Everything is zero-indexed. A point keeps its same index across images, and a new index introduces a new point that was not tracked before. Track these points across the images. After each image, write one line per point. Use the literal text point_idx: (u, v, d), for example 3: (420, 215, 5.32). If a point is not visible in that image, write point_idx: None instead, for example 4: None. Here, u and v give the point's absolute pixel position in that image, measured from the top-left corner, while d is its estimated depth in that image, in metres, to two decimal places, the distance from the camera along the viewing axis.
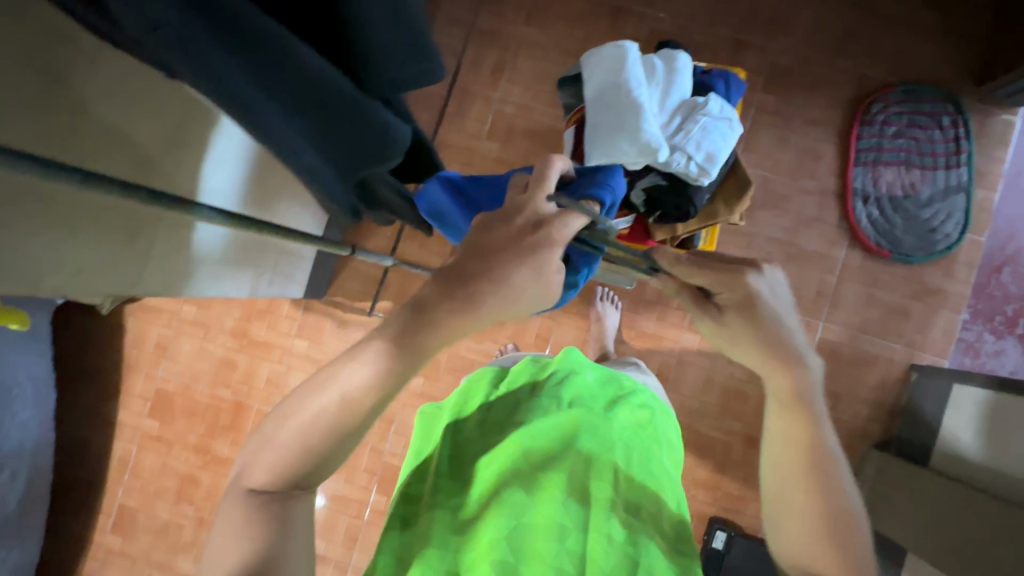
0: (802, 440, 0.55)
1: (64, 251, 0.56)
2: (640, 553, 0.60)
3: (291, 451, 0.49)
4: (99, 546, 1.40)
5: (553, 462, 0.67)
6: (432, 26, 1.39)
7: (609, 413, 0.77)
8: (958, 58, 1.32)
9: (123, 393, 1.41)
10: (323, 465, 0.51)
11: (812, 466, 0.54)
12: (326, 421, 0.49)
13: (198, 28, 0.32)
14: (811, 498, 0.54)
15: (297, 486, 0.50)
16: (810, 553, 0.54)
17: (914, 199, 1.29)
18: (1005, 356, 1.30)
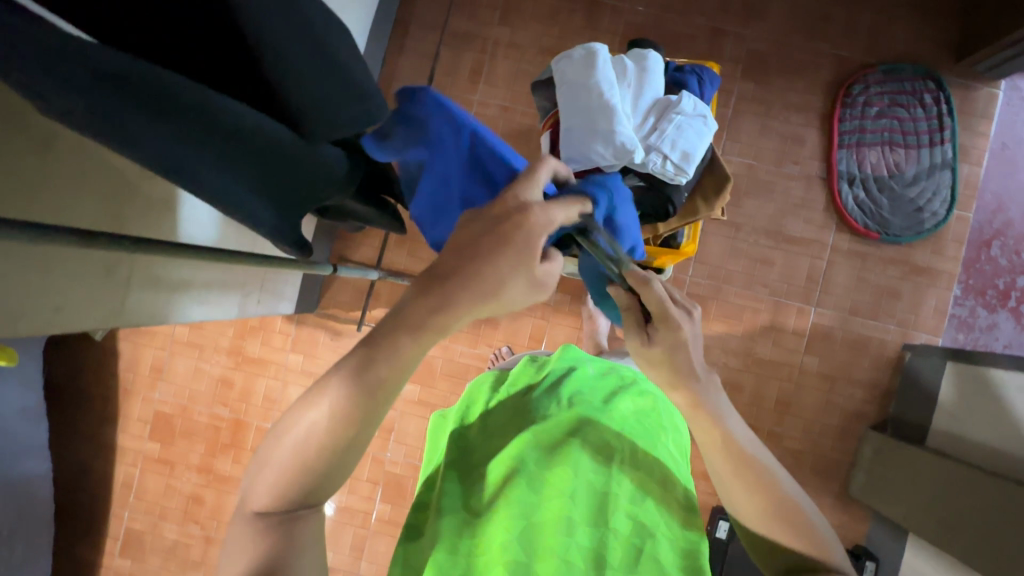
0: (717, 443, 0.56)
1: (41, 291, 0.56)
2: (644, 539, 0.59)
3: (286, 472, 0.44)
4: (108, 570, 1.41)
5: (558, 459, 0.65)
6: (407, 31, 1.38)
7: (609, 403, 0.75)
8: (937, 34, 1.31)
9: (122, 418, 1.42)
10: (324, 482, 0.46)
11: (731, 461, 0.56)
12: (324, 434, 0.44)
13: (119, 104, 0.30)
14: (744, 490, 0.55)
15: (304, 505, 0.46)
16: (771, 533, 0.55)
17: (899, 178, 1.29)
18: (998, 330, 1.30)
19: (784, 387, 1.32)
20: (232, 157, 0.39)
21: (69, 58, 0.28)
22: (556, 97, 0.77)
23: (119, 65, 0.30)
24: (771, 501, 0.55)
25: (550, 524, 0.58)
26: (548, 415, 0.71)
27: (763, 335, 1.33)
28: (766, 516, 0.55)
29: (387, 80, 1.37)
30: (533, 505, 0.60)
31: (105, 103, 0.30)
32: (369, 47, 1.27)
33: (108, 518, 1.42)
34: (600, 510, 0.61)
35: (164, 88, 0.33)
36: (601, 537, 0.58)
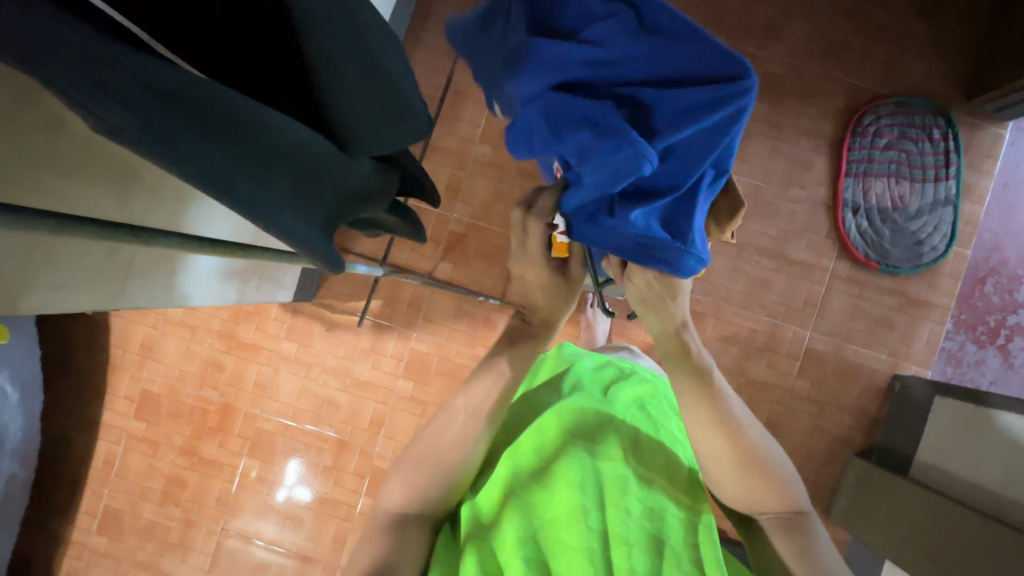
0: (709, 417, 0.62)
1: (43, 268, 0.54)
2: (656, 525, 0.58)
3: (424, 474, 0.62)
4: (83, 547, 1.39)
5: (566, 453, 0.62)
6: (425, 25, 1.36)
7: (609, 393, 0.72)
8: (949, 71, 1.33)
9: (108, 394, 1.40)
10: (445, 487, 0.63)
11: (724, 424, 0.61)
12: (454, 446, 0.63)
13: (167, 119, 0.28)
14: (727, 453, 0.61)
15: (420, 515, 0.61)
16: (746, 486, 0.61)
17: (902, 211, 1.30)
18: (985, 365, 1.32)
19: (774, 409, 1.34)
20: (283, 176, 0.37)
21: (117, 70, 0.27)
22: None
23: (174, 85, 0.29)
24: (749, 460, 0.61)
25: (565, 516, 0.57)
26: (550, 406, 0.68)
27: (757, 356, 1.34)
28: (745, 472, 0.61)
29: None
30: (541, 498, 0.59)
31: (156, 116, 0.28)
32: None
33: (87, 494, 1.40)
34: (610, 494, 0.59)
35: (210, 104, 0.32)
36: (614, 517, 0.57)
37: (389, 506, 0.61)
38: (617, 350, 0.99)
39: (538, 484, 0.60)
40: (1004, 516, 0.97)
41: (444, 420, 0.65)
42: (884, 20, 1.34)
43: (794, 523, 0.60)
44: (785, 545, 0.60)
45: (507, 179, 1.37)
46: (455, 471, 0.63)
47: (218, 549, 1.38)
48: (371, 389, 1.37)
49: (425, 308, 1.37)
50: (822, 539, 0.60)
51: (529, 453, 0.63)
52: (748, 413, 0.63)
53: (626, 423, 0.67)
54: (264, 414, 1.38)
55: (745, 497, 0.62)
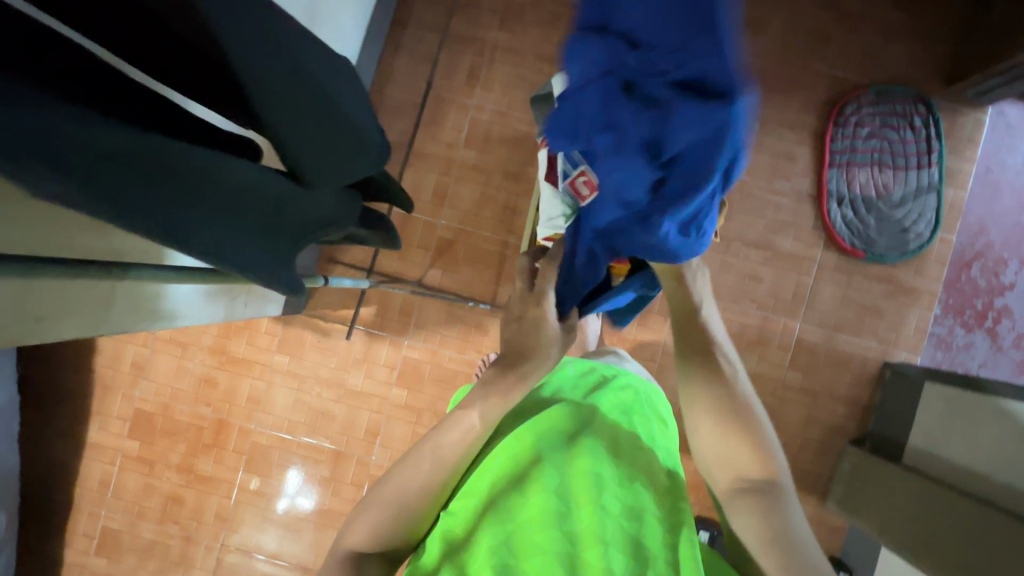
0: (704, 371, 0.60)
1: (22, 301, 0.53)
2: (634, 524, 0.57)
3: (390, 509, 0.56)
4: (83, 568, 1.39)
5: (545, 459, 0.61)
6: (404, 32, 1.36)
7: (591, 398, 0.72)
8: (928, 58, 1.34)
9: (101, 415, 1.39)
10: (415, 519, 0.58)
11: (714, 376, 0.60)
12: (422, 478, 0.57)
13: (123, 183, 0.29)
14: (715, 406, 0.59)
15: (377, 551, 0.56)
16: (729, 452, 0.57)
17: (886, 199, 1.31)
18: (974, 349, 1.33)
19: (767, 401, 1.34)
20: (230, 218, 0.38)
21: (62, 141, 0.26)
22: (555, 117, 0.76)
23: (112, 143, 0.29)
24: (737, 416, 0.58)
25: (536, 519, 0.56)
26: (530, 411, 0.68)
27: (749, 349, 1.35)
28: (730, 430, 0.57)
29: (382, 81, 1.36)
30: (517, 504, 0.57)
31: (105, 179, 0.27)
32: (364, 47, 1.25)
33: (84, 516, 1.39)
34: (586, 494, 0.58)
35: (151, 156, 0.32)
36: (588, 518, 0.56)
37: (347, 545, 0.55)
38: (602, 354, 1.00)
39: (514, 491, 0.59)
40: (998, 500, 0.98)
41: (409, 458, 0.58)
42: (863, 10, 1.34)
43: (775, 496, 0.55)
44: (758, 516, 0.54)
45: (493, 183, 1.36)
46: (422, 505, 0.58)
47: (218, 565, 1.38)
48: (365, 399, 1.37)
49: (417, 316, 1.37)
50: (799, 520, 0.55)
51: (506, 459, 0.62)
52: (742, 374, 0.61)
53: (604, 423, 0.67)
54: (259, 429, 1.38)
55: (723, 463, 0.57)
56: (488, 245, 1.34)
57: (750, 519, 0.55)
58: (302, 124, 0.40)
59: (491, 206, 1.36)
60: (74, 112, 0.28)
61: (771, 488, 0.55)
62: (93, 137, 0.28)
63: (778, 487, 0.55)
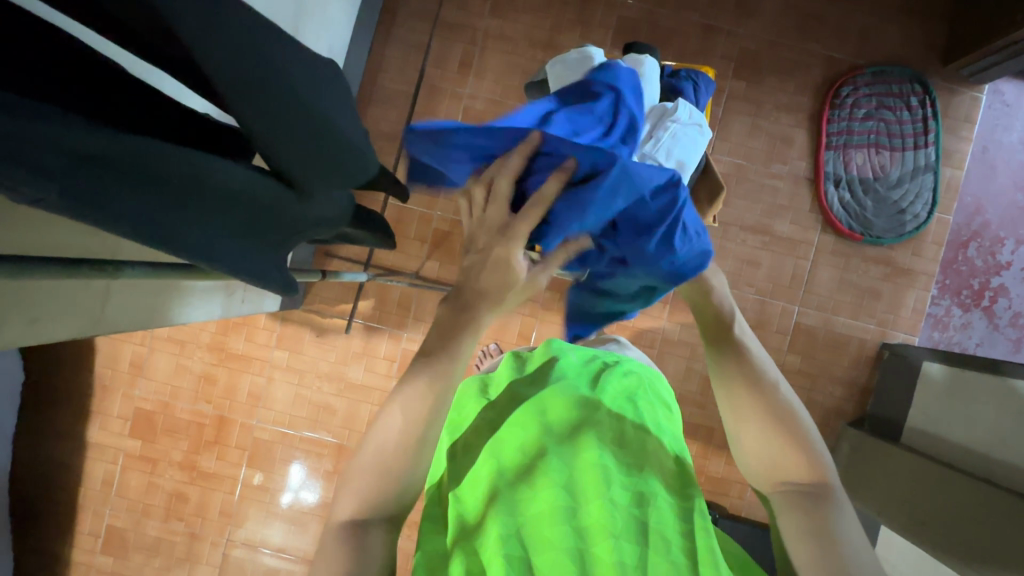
0: (730, 363, 0.55)
1: (14, 302, 0.53)
2: (641, 508, 0.57)
3: (373, 472, 0.48)
4: (90, 567, 1.39)
5: (552, 451, 0.61)
6: (394, 21, 1.34)
7: (596, 386, 0.71)
8: (924, 37, 1.33)
9: (101, 415, 1.39)
10: (407, 486, 0.50)
11: (747, 372, 0.54)
12: (396, 436, 0.49)
13: (101, 180, 0.28)
14: (750, 404, 0.53)
15: (379, 516, 0.49)
16: (766, 451, 0.52)
17: (883, 181, 1.30)
18: (971, 328, 1.34)
19: None
20: (220, 218, 0.37)
21: (43, 143, 0.24)
22: None
23: (97, 145, 0.27)
24: (773, 414, 0.52)
25: (544, 513, 0.56)
26: (536, 399, 0.68)
27: None
28: (768, 429, 0.52)
29: (374, 71, 1.34)
30: (524, 495, 0.58)
31: (78, 183, 0.26)
32: (354, 36, 1.23)
33: (89, 516, 1.39)
34: (592, 482, 0.58)
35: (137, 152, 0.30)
36: (594, 506, 0.56)
37: (336, 518, 0.48)
38: (602, 342, 0.99)
39: (522, 484, 0.59)
40: (996, 477, 0.99)
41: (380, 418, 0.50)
42: None
43: (819, 497, 0.49)
44: (801, 518, 0.49)
45: None
46: (409, 470, 0.50)
47: (225, 561, 1.39)
48: (366, 393, 1.37)
49: (415, 308, 1.36)
50: (848, 526, 0.49)
51: (513, 453, 0.62)
52: (776, 369, 0.55)
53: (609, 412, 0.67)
54: (261, 425, 1.38)
55: (763, 463, 0.52)
56: None
57: (795, 523, 0.49)
58: (285, 125, 0.35)
59: None
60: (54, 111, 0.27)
61: (814, 488, 0.50)
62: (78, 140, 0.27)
63: (823, 487, 0.50)
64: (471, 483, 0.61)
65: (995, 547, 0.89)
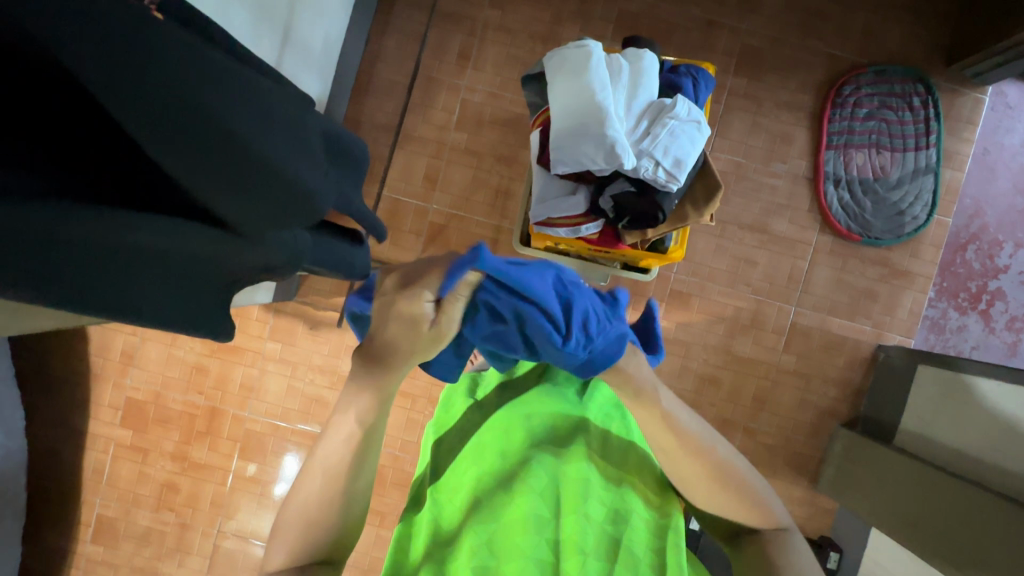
0: (659, 429, 0.58)
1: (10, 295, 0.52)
2: (618, 524, 0.56)
3: (304, 521, 0.56)
4: (81, 556, 1.39)
5: (531, 461, 0.60)
6: (392, 10, 1.32)
7: (584, 393, 0.70)
8: (927, 37, 1.31)
9: (92, 404, 1.38)
10: (339, 529, 0.58)
11: (663, 415, 0.57)
12: (320, 489, 0.57)
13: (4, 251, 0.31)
14: (671, 447, 0.57)
15: (316, 560, 0.57)
16: (690, 473, 0.58)
17: (883, 181, 1.29)
18: (967, 331, 1.34)
19: (761, 385, 1.35)
20: (151, 269, 0.39)
21: None
22: (549, 95, 0.74)
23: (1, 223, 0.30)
24: (693, 450, 0.57)
25: (517, 522, 0.55)
26: (521, 406, 0.67)
27: (744, 333, 1.35)
28: (691, 463, 0.57)
29: (371, 61, 1.32)
30: (500, 503, 0.57)
31: None
32: (351, 25, 1.21)
33: (79, 506, 1.39)
34: (573, 495, 0.57)
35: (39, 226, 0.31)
36: (569, 519, 0.55)
37: (271, 567, 0.55)
38: None
39: (500, 494, 0.58)
40: (990, 484, 0.99)
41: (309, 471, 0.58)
42: None
43: (747, 497, 0.57)
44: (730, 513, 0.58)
45: (485, 167, 1.34)
46: (334, 519, 0.57)
47: (215, 552, 1.38)
48: None
49: None
50: (784, 528, 0.58)
51: (492, 460, 0.62)
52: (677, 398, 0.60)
53: (594, 422, 0.66)
54: (253, 417, 1.37)
55: (695, 488, 0.58)
56: (480, 230, 1.33)
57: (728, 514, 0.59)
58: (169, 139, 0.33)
59: (483, 190, 1.34)
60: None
61: (743, 493, 0.57)
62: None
63: (748, 489, 0.58)
64: (449, 488, 0.62)
65: (986, 552, 0.89)
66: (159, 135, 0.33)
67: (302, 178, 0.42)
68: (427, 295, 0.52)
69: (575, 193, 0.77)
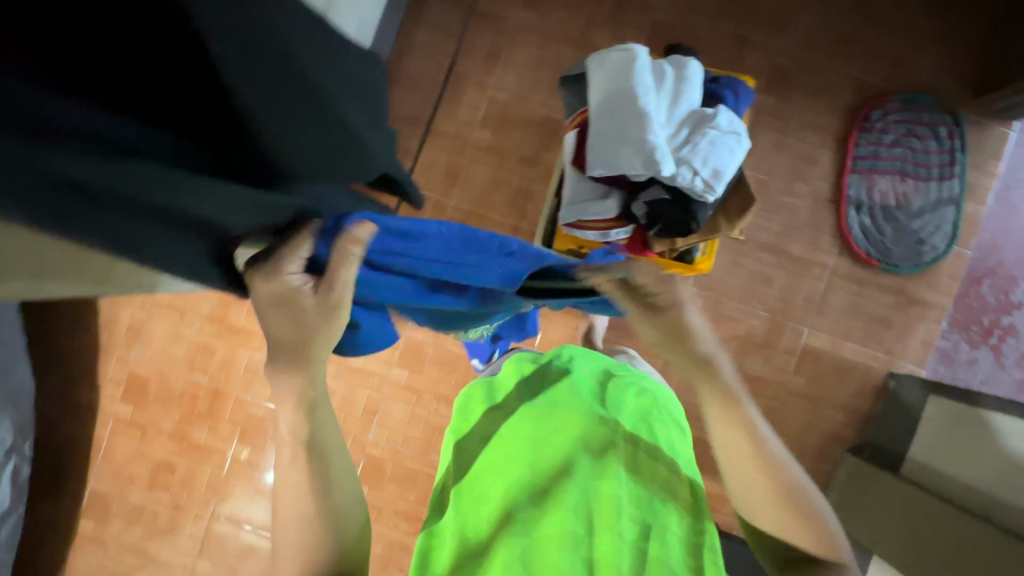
0: (736, 432, 0.59)
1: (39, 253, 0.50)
2: (652, 540, 0.55)
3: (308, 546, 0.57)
4: (70, 530, 1.37)
5: (561, 476, 0.59)
6: (425, 4, 1.32)
7: (608, 403, 0.69)
8: (958, 68, 1.31)
9: (94, 377, 1.36)
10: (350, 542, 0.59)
11: (738, 416, 0.59)
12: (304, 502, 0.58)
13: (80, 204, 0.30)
14: (736, 448, 0.59)
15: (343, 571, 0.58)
16: (754, 485, 0.58)
17: (905, 209, 1.29)
18: (977, 365, 1.33)
19: (769, 404, 1.34)
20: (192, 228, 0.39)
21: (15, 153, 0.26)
22: (590, 97, 0.73)
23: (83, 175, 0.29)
24: (758, 456, 0.58)
25: (549, 541, 0.54)
26: (546, 415, 0.65)
27: (755, 352, 1.34)
28: (753, 471, 0.58)
29: (401, 53, 1.32)
30: (532, 521, 0.56)
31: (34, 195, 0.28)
32: (384, 15, 1.21)
33: (72, 480, 1.37)
34: (607, 513, 0.55)
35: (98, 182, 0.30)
36: (604, 539, 0.54)
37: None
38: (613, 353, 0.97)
39: (534, 508, 0.57)
40: (996, 517, 0.99)
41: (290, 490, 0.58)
42: (896, 14, 1.31)
43: (808, 517, 0.57)
44: (789, 533, 0.57)
45: (507, 167, 1.33)
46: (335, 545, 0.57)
47: (207, 535, 1.37)
48: (365, 377, 1.35)
49: None
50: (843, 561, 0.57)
51: (521, 468, 0.61)
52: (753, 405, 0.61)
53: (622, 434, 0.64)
54: (255, 401, 1.36)
55: (757, 500, 0.58)
56: (499, 230, 1.32)
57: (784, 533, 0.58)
58: (268, 91, 0.32)
59: (504, 189, 1.33)
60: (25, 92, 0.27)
61: (803, 513, 0.57)
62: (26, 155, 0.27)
63: (810, 512, 0.57)
64: (477, 498, 0.61)
65: None
66: (272, 103, 0.33)
67: (370, 145, 0.41)
68: (288, 272, 0.52)
69: (608, 196, 0.77)
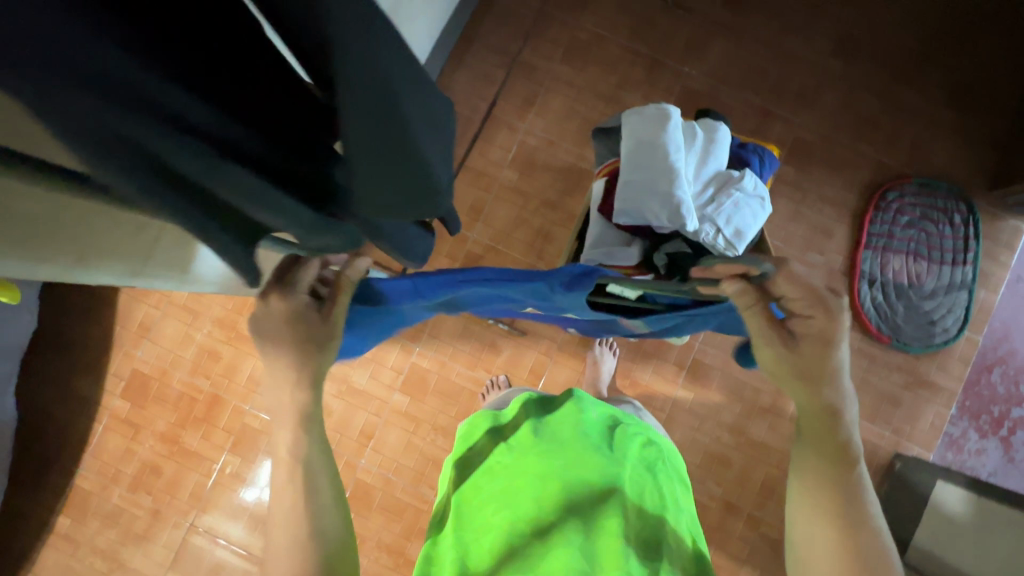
0: (829, 488, 0.55)
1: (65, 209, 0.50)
2: None
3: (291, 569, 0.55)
4: (45, 526, 1.33)
5: (566, 512, 0.59)
6: (470, 50, 1.40)
7: (614, 445, 0.69)
8: (973, 160, 1.36)
9: (97, 370, 1.36)
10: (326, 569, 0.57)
11: (839, 469, 0.55)
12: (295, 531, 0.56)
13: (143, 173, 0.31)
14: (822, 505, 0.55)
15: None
16: (824, 551, 0.54)
17: (917, 289, 1.31)
18: (986, 456, 1.31)
19: (771, 473, 1.31)
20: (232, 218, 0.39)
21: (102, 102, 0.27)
22: (622, 150, 0.77)
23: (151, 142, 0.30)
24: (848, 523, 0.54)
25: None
26: (554, 450, 0.66)
27: (760, 416, 1.32)
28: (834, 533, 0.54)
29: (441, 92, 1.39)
30: (534, 554, 0.56)
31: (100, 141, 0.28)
32: (431, 55, 1.28)
33: (57, 472, 1.34)
34: (610, 555, 0.55)
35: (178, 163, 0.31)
36: None
37: None
38: (619, 402, 0.96)
39: (536, 542, 0.57)
40: None
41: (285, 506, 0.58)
42: (916, 104, 1.37)
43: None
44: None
45: (530, 208, 1.37)
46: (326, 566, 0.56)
47: (182, 546, 1.32)
48: (365, 399, 1.34)
49: (433, 325, 1.35)
50: None
51: (526, 501, 0.61)
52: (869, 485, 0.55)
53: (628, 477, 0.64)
54: (253, 411, 1.35)
55: (822, 567, 0.54)
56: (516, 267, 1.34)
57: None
58: (371, 121, 0.33)
59: (525, 229, 1.36)
60: (154, 85, 0.29)
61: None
62: (105, 117, 0.28)
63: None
64: (479, 525, 0.61)
65: None
66: (365, 125, 0.33)
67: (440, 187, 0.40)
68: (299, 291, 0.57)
69: (630, 245, 0.80)
